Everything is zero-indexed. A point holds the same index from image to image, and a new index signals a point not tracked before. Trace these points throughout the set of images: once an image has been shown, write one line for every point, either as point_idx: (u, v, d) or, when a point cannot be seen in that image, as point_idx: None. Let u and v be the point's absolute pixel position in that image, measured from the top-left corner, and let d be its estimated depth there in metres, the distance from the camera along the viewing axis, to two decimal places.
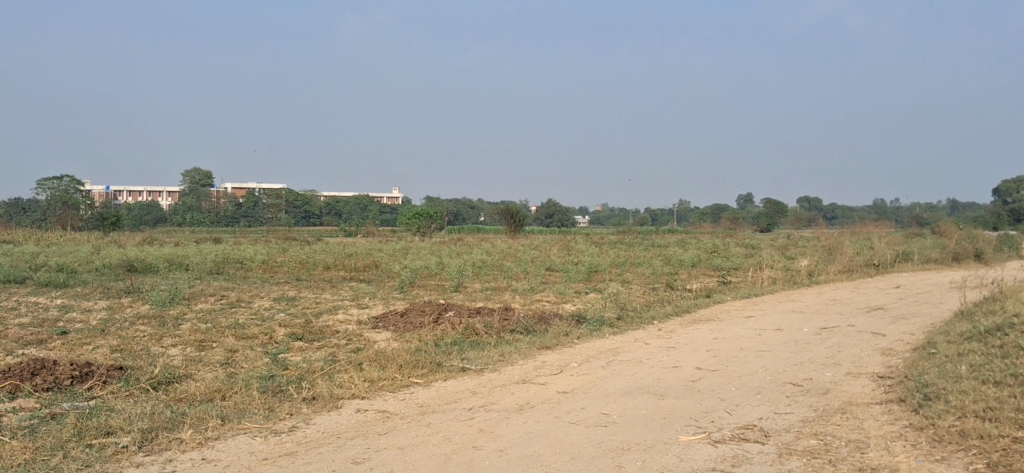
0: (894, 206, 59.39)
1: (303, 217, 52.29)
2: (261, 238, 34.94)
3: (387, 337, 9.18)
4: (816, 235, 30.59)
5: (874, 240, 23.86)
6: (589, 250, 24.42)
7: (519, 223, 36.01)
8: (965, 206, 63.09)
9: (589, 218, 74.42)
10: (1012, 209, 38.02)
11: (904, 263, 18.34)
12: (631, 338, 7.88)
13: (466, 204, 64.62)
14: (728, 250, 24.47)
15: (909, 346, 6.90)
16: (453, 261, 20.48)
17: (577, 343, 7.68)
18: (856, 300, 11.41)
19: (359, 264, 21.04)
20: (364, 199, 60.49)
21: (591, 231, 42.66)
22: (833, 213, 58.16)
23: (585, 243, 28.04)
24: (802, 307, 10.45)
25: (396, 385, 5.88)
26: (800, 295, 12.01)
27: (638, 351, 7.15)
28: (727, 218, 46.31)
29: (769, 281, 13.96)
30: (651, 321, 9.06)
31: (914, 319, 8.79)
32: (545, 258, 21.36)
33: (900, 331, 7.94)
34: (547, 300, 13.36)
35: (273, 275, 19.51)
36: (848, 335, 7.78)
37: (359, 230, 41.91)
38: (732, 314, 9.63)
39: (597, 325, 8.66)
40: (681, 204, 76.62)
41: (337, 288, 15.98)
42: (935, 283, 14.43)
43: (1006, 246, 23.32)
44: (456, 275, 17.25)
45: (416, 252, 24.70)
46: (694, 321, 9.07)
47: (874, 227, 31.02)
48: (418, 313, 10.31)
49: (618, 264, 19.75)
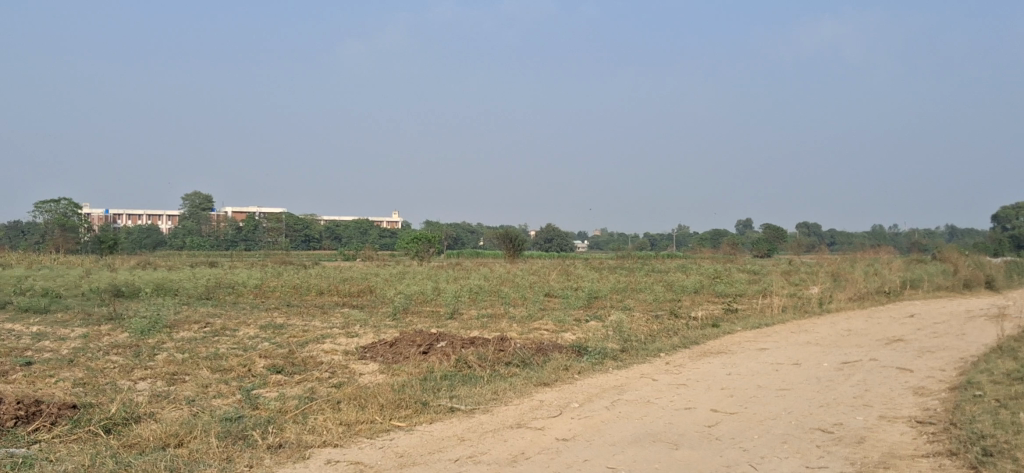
0: (895, 232, 59.01)
1: (301, 241, 51.67)
2: (258, 262, 34.26)
3: (374, 371, 8.54)
4: (820, 261, 30.00)
5: (881, 266, 23.28)
6: (589, 275, 23.77)
7: (518, 248, 35.42)
8: (968, 231, 62.62)
9: (589, 243, 73.94)
10: (1013, 236, 37.56)
11: (914, 290, 17.73)
12: (636, 373, 7.24)
13: (465, 229, 64.03)
14: (731, 276, 23.83)
15: (944, 385, 6.28)
16: (450, 286, 19.84)
17: (578, 378, 7.05)
18: (873, 331, 10.79)
19: (354, 289, 20.39)
20: (363, 224, 59.89)
21: (592, 256, 42.08)
22: (834, 239, 57.55)
23: (584, 268, 27.43)
24: (816, 338, 9.83)
25: (376, 430, 5.24)
26: (812, 325, 11.37)
27: (645, 389, 6.51)
28: (728, 243, 45.81)
29: (779, 308, 13.33)
30: (658, 354, 8.43)
31: (940, 353, 8.16)
32: (545, 284, 20.71)
33: (929, 366, 7.31)
34: (546, 329, 12.71)
35: (264, 300, 18.84)
36: (873, 371, 7.17)
37: (358, 255, 41.27)
38: (743, 346, 9.00)
39: (600, 357, 8.03)
40: (681, 229, 76.06)
41: (327, 315, 15.32)
42: (950, 312, 13.82)
43: (1015, 272, 22.73)
44: (452, 300, 16.61)
45: (412, 277, 24.04)
46: (704, 354, 8.43)
47: (879, 252, 30.46)
48: (408, 343, 9.68)
49: (620, 291, 19.11)
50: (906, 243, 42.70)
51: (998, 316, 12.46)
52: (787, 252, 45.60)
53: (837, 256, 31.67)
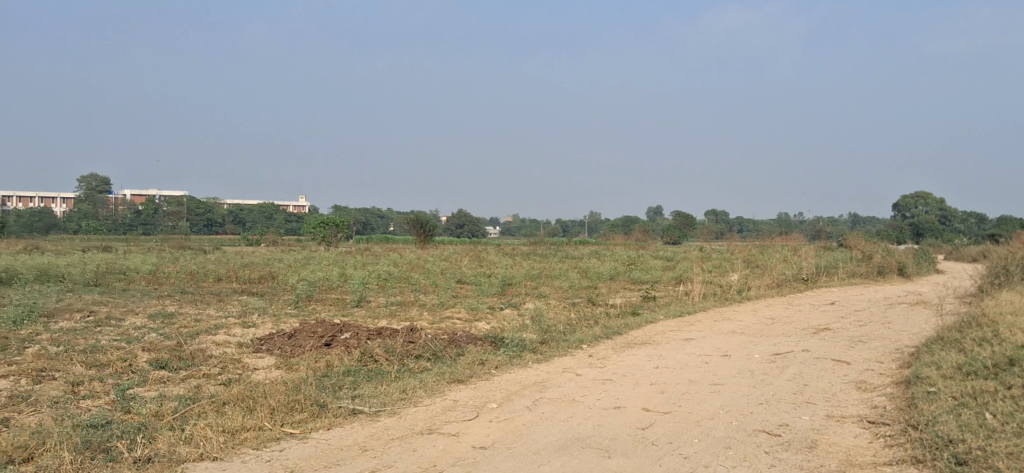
0: (799, 219, 60.17)
1: (203, 225, 49.85)
2: (155, 247, 32.72)
3: (270, 366, 7.80)
4: (730, 248, 30.10)
5: (793, 253, 23.31)
6: (502, 261, 23.19)
7: (429, 233, 34.67)
8: (869, 220, 64.25)
9: (500, 229, 73.53)
10: (915, 225, 38.47)
11: (829, 277, 17.65)
12: (557, 368, 6.66)
13: (374, 213, 62.79)
14: (645, 263, 23.55)
15: (887, 381, 5.87)
16: (357, 272, 19.03)
17: (495, 374, 6.44)
18: (796, 320, 10.46)
19: (255, 275, 19.41)
20: (268, 207, 58.16)
21: (505, 242, 41.54)
22: (741, 226, 58.27)
23: (495, 254, 26.86)
24: (741, 327, 9.43)
25: (263, 439, 4.54)
26: (735, 313, 11.02)
27: (569, 386, 5.94)
28: (639, 230, 45.86)
29: (699, 295, 12.97)
30: (580, 346, 7.88)
31: (872, 344, 7.80)
32: (456, 270, 20.06)
33: (865, 358, 6.92)
34: (458, 318, 12.07)
35: (158, 287, 17.75)
36: (808, 363, 6.74)
37: (263, 239, 39.92)
38: (667, 336, 8.52)
39: (517, 350, 7.44)
40: (592, 216, 76.20)
41: (224, 303, 14.39)
42: (867, 299, 13.69)
43: (923, 259, 23.02)
44: (358, 287, 15.84)
45: (317, 263, 23.08)
46: (628, 345, 7.91)
47: (789, 239, 30.69)
48: (308, 334, 8.94)
49: (534, 277, 18.58)
50: (810, 230, 43.32)
51: (916, 305, 12.31)
52: (697, 240, 45.87)
53: (747, 242, 31.84)
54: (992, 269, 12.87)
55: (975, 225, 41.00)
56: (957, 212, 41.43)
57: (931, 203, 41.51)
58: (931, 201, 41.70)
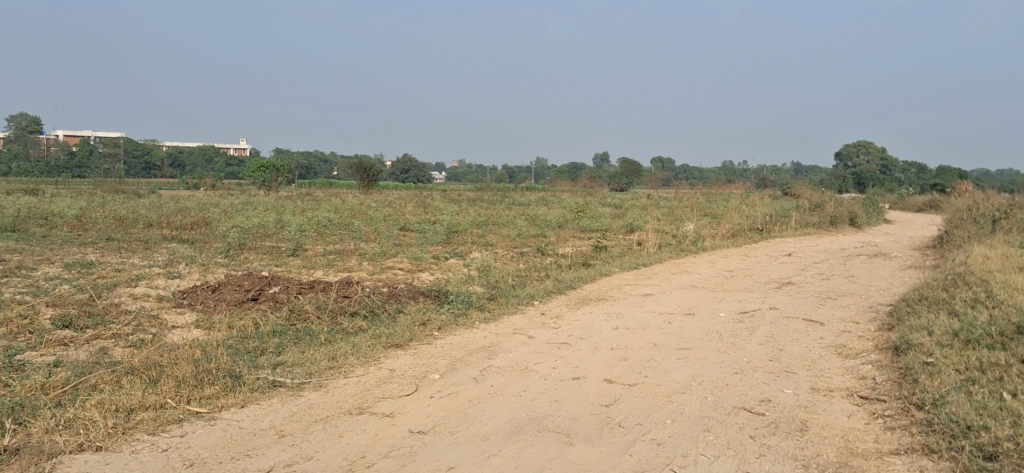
0: (743, 167, 60.20)
1: (140, 169, 48.16)
2: (86, 190, 31.34)
3: (189, 324, 7.06)
4: (679, 195, 29.72)
5: (744, 200, 22.95)
6: (447, 208, 22.45)
7: (373, 178, 33.74)
8: (811, 169, 64.57)
9: (447, 174, 72.54)
10: (859, 173, 38.51)
11: (782, 226, 17.24)
12: (508, 330, 6.02)
13: (318, 158, 61.31)
14: (594, 210, 22.98)
15: (870, 346, 5.33)
16: (295, 219, 18.17)
17: (438, 336, 5.79)
18: (756, 272, 9.96)
19: (188, 220, 18.44)
20: (208, 150, 56.41)
21: (451, 187, 40.71)
22: (686, 173, 58.14)
23: (441, 200, 26.10)
24: (700, 281, 8.88)
25: (161, 422, 3.83)
26: (692, 265, 10.48)
27: (521, 351, 5.32)
28: (587, 176, 45.33)
29: (653, 246, 12.41)
30: (530, 302, 7.26)
31: (843, 301, 7.28)
32: (399, 217, 19.29)
33: (839, 318, 6.40)
34: (400, 269, 11.37)
35: (81, 233, 16.73)
36: (779, 324, 6.20)
37: (202, 183, 38.58)
38: (625, 292, 7.92)
39: (462, 307, 6.79)
40: (538, 161, 75.45)
41: (150, 251, 13.50)
42: (824, 250, 13.28)
43: (872, 208, 22.79)
44: (295, 235, 15.04)
45: (254, 208, 22.10)
46: (582, 303, 7.31)
47: (738, 187, 30.37)
48: (234, 288, 8.19)
49: (481, 225, 17.91)
50: (756, 177, 43.17)
51: (876, 257, 11.90)
52: (644, 187, 45.56)
53: (695, 190, 31.49)
54: (952, 220, 12.49)
55: (914, 175, 41.25)
56: (898, 161, 41.65)
57: (873, 152, 41.74)
58: (872, 151, 41.87)
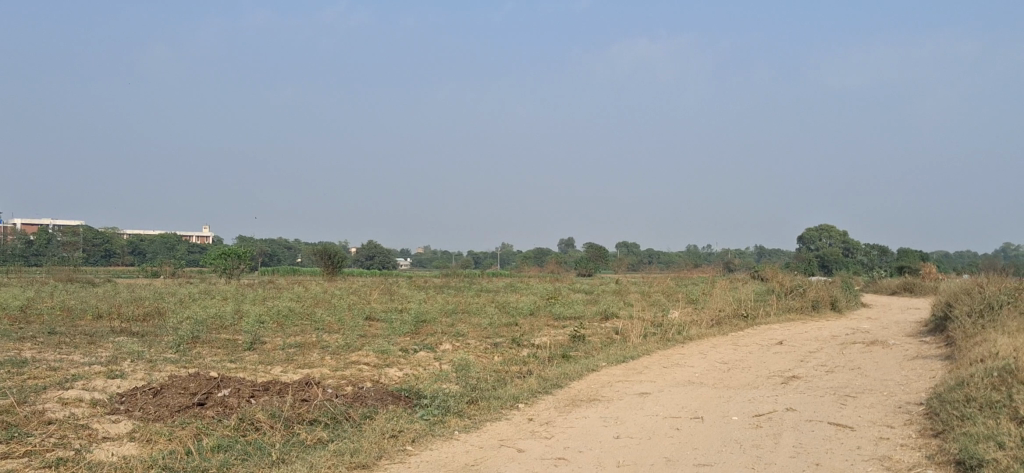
0: (706, 250, 59.97)
1: (100, 257, 46.78)
2: (40, 279, 30.06)
3: (121, 436, 6.11)
4: (651, 279, 29.08)
5: (720, 283, 22.24)
6: (414, 295, 21.49)
7: (337, 265, 32.80)
8: (774, 252, 64.41)
9: (412, 260, 71.57)
10: (826, 254, 38.24)
11: (764, 311, 16.53)
12: (493, 441, 5.18)
13: (282, 245, 60.22)
14: (566, 296, 22.15)
15: (922, 459, 4.55)
16: (254, 309, 17.16)
17: (412, 450, 4.93)
18: (754, 364, 9.16)
19: (140, 312, 17.36)
20: (170, 238, 55.13)
21: (418, 274, 39.78)
22: (651, 257, 57.73)
23: (408, 287, 25.19)
24: (697, 376, 8.07)
25: None
26: (682, 357, 9.68)
27: (510, 472, 4.48)
28: (554, 262, 44.64)
29: (637, 335, 11.62)
30: (515, 405, 6.39)
31: (864, 399, 6.49)
32: (364, 305, 18.37)
33: (869, 421, 5.62)
34: (366, 364, 10.45)
35: (23, 327, 15.58)
36: (805, 430, 5.40)
37: (162, 270, 37.34)
38: (618, 391, 7.07)
39: (438, 413, 5.91)
40: (502, 247, 74.82)
41: (94, 346, 12.44)
42: (814, 337, 12.56)
43: (849, 291, 22.22)
44: (253, 327, 14.06)
45: (212, 297, 21.01)
46: (573, 404, 6.46)
47: (710, 271, 29.82)
48: (178, 391, 7.22)
49: (450, 313, 17.05)
50: (721, 260, 42.74)
51: (874, 345, 11.14)
52: (612, 271, 44.91)
53: (666, 274, 30.88)
54: (949, 303, 11.83)
55: (877, 257, 41.08)
56: (860, 244, 41.43)
57: (834, 236, 41.62)
58: (835, 234, 41.64)
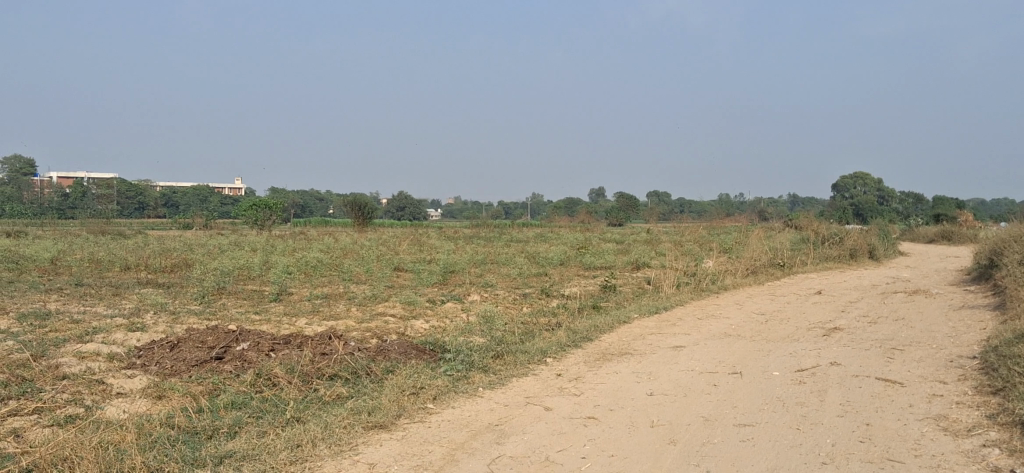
0: (739, 198, 59.25)
1: (134, 209, 46.99)
2: (74, 232, 30.17)
3: (136, 392, 5.89)
4: (682, 228, 28.66)
5: (753, 232, 21.80)
6: (442, 245, 21.26)
7: (367, 216, 32.63)
8: (807, 201, 63.51)
9: (442, 211, 71.40)
10: (861, 202, 37.52)
11: (800, 260, 16.12)
12: (520, 399, 4.89)
13: (313, 196, 60.22)
14: (597, 246, 21.83)
15: (983, 419, 4.20)
16: (282, 260, 17.01)
17: (433, 408, 4.66)
18: (793, 315, 8.82)
19: (168, 263, 17.26)
20: (202, 190, 55.29)
21: (449, 224, 39.55)
22: (683, 207, 57.17)
23: (437, 238, 24.97)
24: (734, 328, 7.74)
25: None
26: (717, 308, 9.34)
27: (537, 432, 4.19)
28: (584, 212, 44.27)
29: (670, 285, 11.29)
30: (542, 360, 6.10)
31: (913, 352, 6.13)
32: (393, 256, 18.17)
33: (920, 377, 5.27)
34: (392, 315, 10.23)
35: (52, 279, 15.52)
36: (852, 387, 5.06)
37: (194, 222, 37.38)
38: (651, 344, 6.75)
39: (461, 367, 5.64)
40: (532, 197, 74.40)
41: (120, 298, 12.31)
42: (854, 287, 12.17)
43: (887, 239, 21.69)
44: (279, 278, 13.89)
45: (241, 249, 20.89)
46: (604, 359, 6.16)
47: (743, 219, 29.32)
48: (196, 345, 7.00)
49: (479, 264, 16.79)
50: (755, 209, 42.12)
51: (917, 294, 10.73)
52: (643, 220, 44.45)
53: (698, 223, 30.41)
54: (995, 251, 11.37)
55: (913, 205, 40.28)
56: (894, 192, 40.59)
57: (868, 184, 40.86)
58: (869, 182, 40.83)
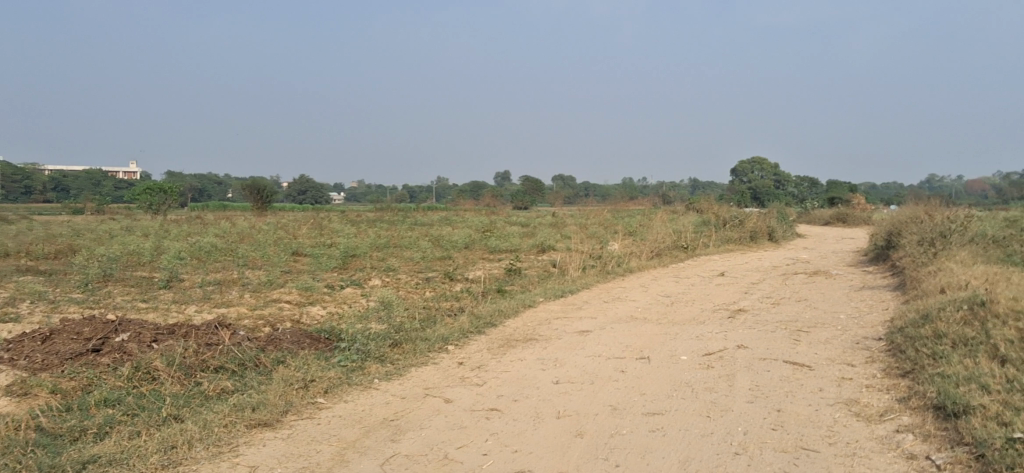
0: (642, 182, 59.86)
1: (19, 194, 44.77)
2: None
3: None
4: (587, 212, 28.67)
5: (657, 215, 21.88)
6: (344, 230, 20.71)
7: (266, 200, 31.71)
8: (707, 185, 64.56)
9: (346, 194, 70.25)
10: (760, 186, 38.22)
11: (703, 243, 16.17)
12: (418, 390, 4.60)
13: (211, 179, 58.44)
14: (501, 229, 21.60)
15: (893, 402, 4.10)
16: (173, 245, 16.28)
17: (325, 403, 4.33)
18: (697, 298, 8.74)
19: (51, 249, 16.34)
20: (93, 173, 53.08)
21: (352, 208, 38.79)
22: (588, 191, 57.45)
23: (338, 222, 24.39)
24: (640, 311, 7.60)
25: None
26: (622, 291, 9.21)
27: (436, 427, 3.91)
28: (489, 195, 44.02)
29: (575, 269, 11.13)
30: (444, 347, 5.82)
31: (818, 334, 6.06)
32: (291, 240, 17.60)
33: (827, 359, 5.18)
34: (287, 301, 9.80)
35: None
36: (760, 371, 4.93)
37: (83, 207, 35.76)
38: (556, 330, 6.53)
39: (357, 357, 5.31)
40: (438, 181, 73.80)
41: None
42: (756, 268, 12.22)
43: (786, 221, 22.04)
44: (170, 265, 13.24)
45: (130, 234, 19.97)
46: (508, 346, 5.91)
47: (647, 203, 29.49)
48: (70, 336, 6.49)
49: (381, 248, 16.38)
50: (657, 193, 42.53)
51: (818, 275, 10.81)
52: (548, 204, 44.45)
53: (602, 206, 30.49)
54: (892, 232, 11.53)
55: (808, 189, 41.24)
56: (790, 176, 41.48)
57: (766, 168, 41.68)
58: (767, 167, 41.64)
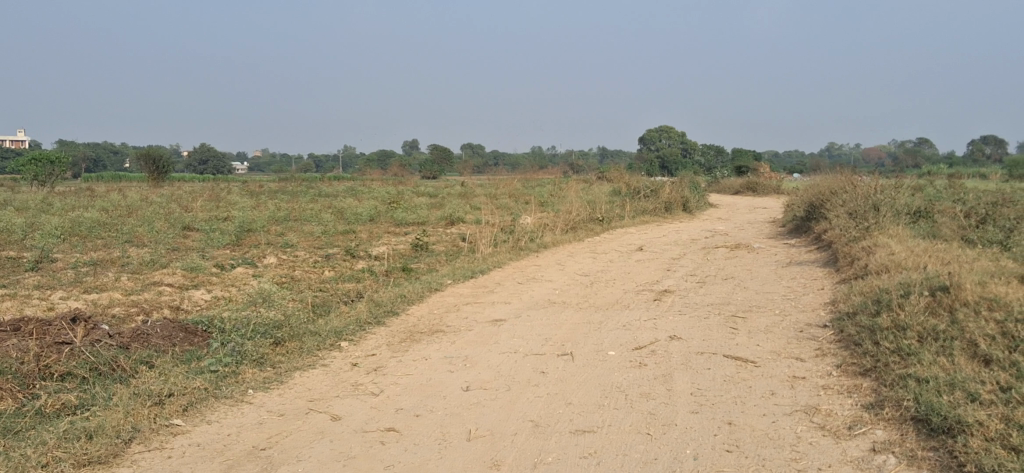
0: (553, 152, 59.28)
1: None
2: None
3: None
4: (498, 181, 27.89)
5: (568, 185, 21.26)
6: (242, 202, 19.53)
7: (162, 171, 30.01)
8: (616, 154, 64.33)
9: (250, 163, 67.90)
10: (668, 154, 38.00)
11: (617, 214, 15.61)
12: (301, 404, 3.83)
13: (106, 149, 55.62)
14: (410, 200, 20.69)
15: (860, 411, 3.50)
16: (52, 220, 14.94)
17: (183, 427, 3.52)
18: (619, 276, 8.11)
19: None
20: None
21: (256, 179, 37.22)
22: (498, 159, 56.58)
23: (237, 194, 23.12)
24: (558, 294, 6.93)
25: None
26: (538, 269, 8.54)
27: (316, 457, 3.16)
28: (397, 165, 42.82)
29: (486, 244, 10.40)
30: (336, 345, 5.04)
31: (756, 321, 5.47)
32: (184, 214, 16.42)
33: (773, 353, 4.58)
34: (169, 284, 8.85)
35: None
36: (701, 370, 4.29)
37: None
38: (466, 319, 5.79)
39: (231, 359, 4.50)
40: (345, 150, 71.89)
41: None
42: (674, 241, 11.69)
43: (697, 191, 21.66)
44: (44, 244, 12.04)
45: (8, 208, 18.44)
46: (411, 341, 5.15)
47: (559, 172, 28.85)
48: None
49: (281, 222, 15.35)
50: (568, 161, 42.00)
51: (740, 250, 10.30)
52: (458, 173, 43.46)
53: (513, 176, 29.74)
54: (813, 202, 11.08)
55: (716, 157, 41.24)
56: (698, 145, 41.36)
57: (674, 137, 41.52)
58: (675, 136, 41.49)
